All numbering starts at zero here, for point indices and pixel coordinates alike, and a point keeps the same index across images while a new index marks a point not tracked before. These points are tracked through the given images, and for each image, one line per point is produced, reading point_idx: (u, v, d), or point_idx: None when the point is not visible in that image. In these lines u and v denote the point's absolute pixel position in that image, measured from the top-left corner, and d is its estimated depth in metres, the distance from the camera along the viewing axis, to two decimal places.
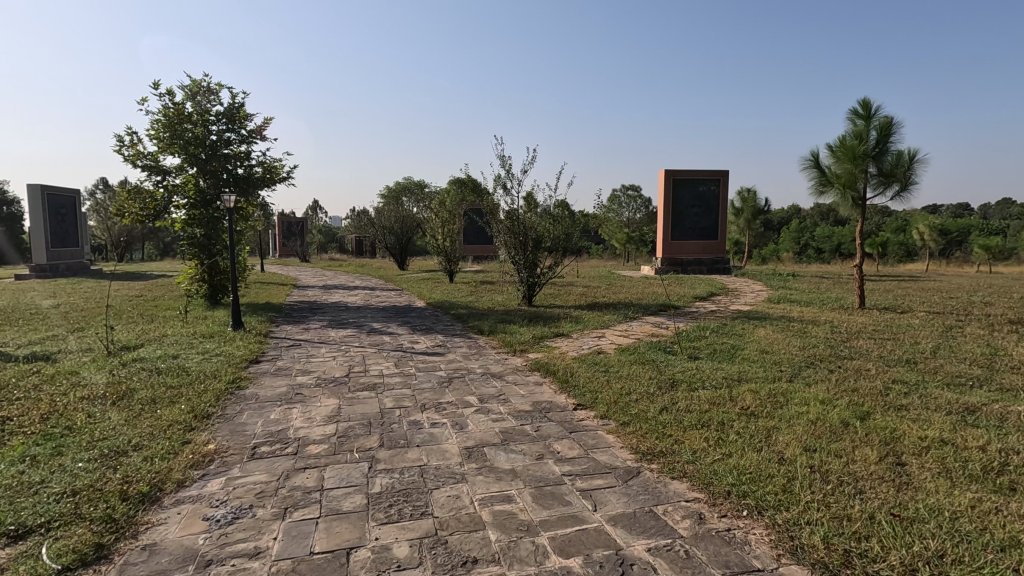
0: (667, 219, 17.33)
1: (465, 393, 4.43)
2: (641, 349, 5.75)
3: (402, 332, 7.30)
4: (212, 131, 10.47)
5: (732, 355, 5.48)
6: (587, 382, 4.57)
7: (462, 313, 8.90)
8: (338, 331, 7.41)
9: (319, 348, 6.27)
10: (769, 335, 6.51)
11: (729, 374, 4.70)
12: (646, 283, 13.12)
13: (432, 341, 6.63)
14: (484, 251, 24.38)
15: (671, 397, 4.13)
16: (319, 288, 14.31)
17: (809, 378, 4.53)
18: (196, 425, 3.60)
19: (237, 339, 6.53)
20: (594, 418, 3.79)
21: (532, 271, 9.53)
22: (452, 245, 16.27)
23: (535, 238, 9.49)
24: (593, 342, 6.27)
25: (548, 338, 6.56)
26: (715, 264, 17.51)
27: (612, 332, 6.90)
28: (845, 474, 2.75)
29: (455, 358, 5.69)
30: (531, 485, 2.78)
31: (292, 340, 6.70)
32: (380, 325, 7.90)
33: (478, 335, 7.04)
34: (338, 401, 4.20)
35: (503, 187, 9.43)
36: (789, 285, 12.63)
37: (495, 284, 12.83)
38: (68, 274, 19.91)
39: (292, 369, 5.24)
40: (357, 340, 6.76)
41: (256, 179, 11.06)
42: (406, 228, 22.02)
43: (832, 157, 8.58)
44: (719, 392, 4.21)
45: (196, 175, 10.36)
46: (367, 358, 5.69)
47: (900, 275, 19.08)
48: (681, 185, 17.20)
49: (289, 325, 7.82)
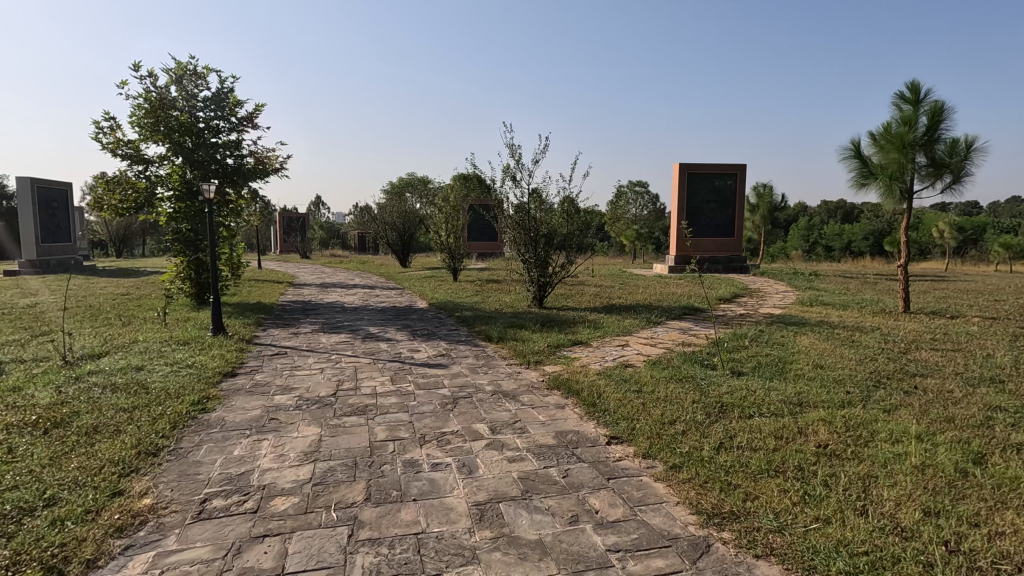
0: (681, 215, 16.54)
1: (474, 419, 3.68)
2: (674, 362, 5.00)
3: (401, 338, 6.56)
4: (199, 118, 9.75)
5: (782, 371, 4.72)
6: (619, 406, 3.83)
7: (467, 315, 8.15)
8: (330, 336, 6.68)
9: (306, 357, 5.54)
10: (815, 345, 5.74)
11: (786, 396, 3.95)
12: (661, 283, 12.32)
13: (435, 350, 5.89)
14: (485, 250, 23.53)
15: (725, 428, 3.37)
16: (316, 286, 13.59)
17: (886, 402, 3.77)
18: (136, 467, 2.86)
19: (215, 347, 5.79)
20: (635, 459, 3.04)
21: (544, 270, 8.77)
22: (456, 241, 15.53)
23: (547, 234, 8.73)
24: (617, 353, 5.51)
25: (565, 347, 5.82)
26: (730, 263, 16.80)
27: (636, 340, 6.16)
28: (1001, 559, 2.00)
29: (461, 371, 4.95)
30: (568, 569, 2.03)
31: (277, 348, 5.96)
32: (378, 329, 7.16)
33: (486, 342, 6.30)
34: (320, 431, 3.46)
35: (512, 179, 8.67)
36: (815, 286, 11.84)
37: (502, 284, 12.07)
38: (60, 270, 19.23)
39: (272, 385, 4.51)
40: (350, 348, 6.02)
41: (247, 170, 10.32)
42: (408, 223, 21.42)
43: (875, 145, 7.77)
44: (783, 421, 3.45)
45: (182, 165, 9.63)
46: (359, 371, 4.95)
47: (923, 274, 18.28)
48: (696, 179, 16.41)
49: (277, 329, 7.09)
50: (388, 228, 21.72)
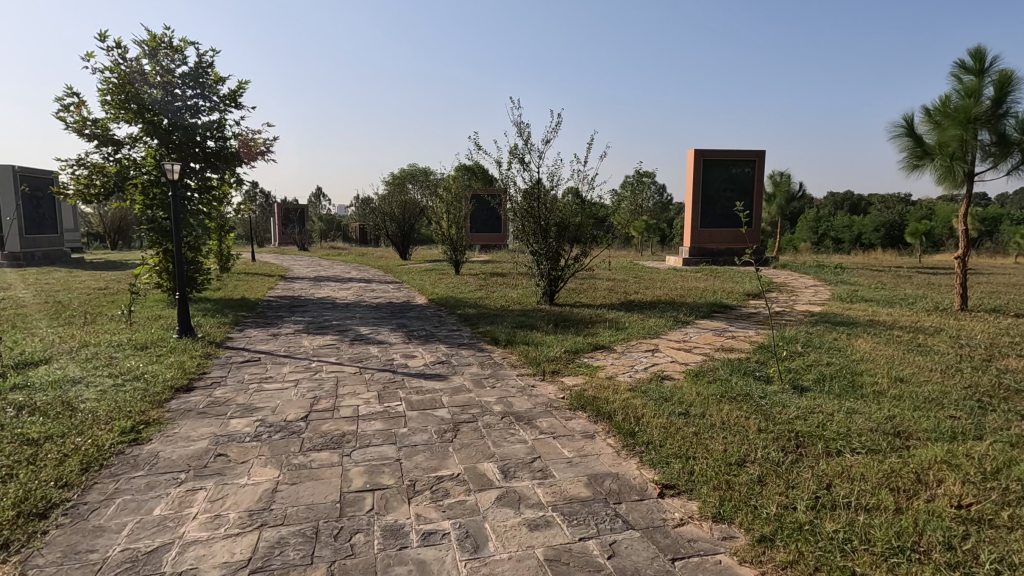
0: (696, 204, 15.63)
1: (480, 456, 2.86)
2: (720, 373, 4.16)
3: (396, 342, 5.73)
4: (176, 96, 8.88)
5: (854, 385, 3.89)
6: (666, 438, 2.99)
7: (470, 314, 7.31)
8: (314, 338, 5.86)
9: (282, 366, 4.70)
10: (879, 351, 4.89)
11: (878, 423, 3.10)
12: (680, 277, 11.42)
13: (433, 356, 5.04)
14: (490, 242, 22.79)
15: (816, 474, 2.53)
16: (309, 280, 12.75)
17: (1012, 435, 2.93)
18: (5, 542, 2.03)
19: (177, 354, 4.96)
20: (703, 523, 2.21)
21: (555, 263, 7.91)
22: (459, 232, 14.69)
23: (559, 222, 7.85)
24: (648, 362, 4.67)
25: (584, 353, 4.97)
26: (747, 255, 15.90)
27: (666, 344, 5.32)
28: None
29: (464, 386, 4.11)
30: None
31: (250, 355, 5.12)
32: (370, 330, 6.33)
33: (492, 346, 5.46)
34: (277, 475, 2.63)
35: (520, 161, 7.79)
36: (846, 280, 10.97)
37: (508, 278, 11.20)
38: (45, 263, 18.41)
39: (232, 404, 3.68)
40: (335, 354, 5.18)
41: (230, 153, 9.48)
42: (408, 213, 20.73)
43: (930, 122, 6.90)
44: (890, 463, 2.61)
45: (159, 148, 8.79)
46: (341, 386, 4.11)
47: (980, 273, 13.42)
48: (712, 166, 15.50)
49: (255, 331, 6.27)
50: (389, 220, 20.95)
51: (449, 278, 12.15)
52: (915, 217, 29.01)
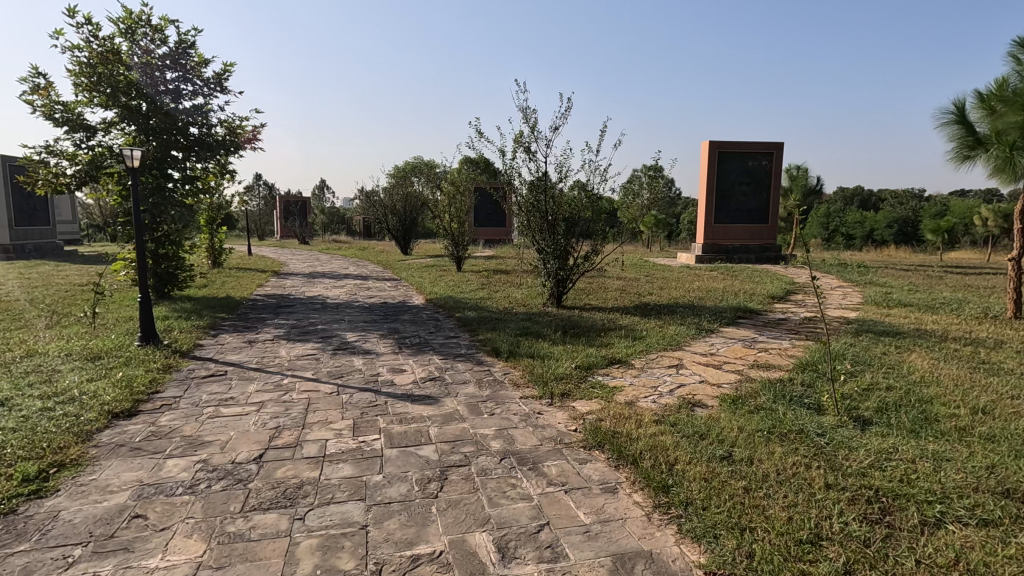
0: (710, 198, 14.90)
1: (472, 522, 2.21)
2: (763, 399, 3.49)
3: (384, 351, 5.08)
4: (155, 78, 8.22)
5: (929, 418, 3.21)
6: (710, 498, 2.33)
7: (469, 317, 6.65)
8: (293, 346, 5.24)
9: (249, 383, 4.06)
10: (942, 370, 4.20)
11: (979, 479, 2.43)
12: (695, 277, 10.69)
13: (425, 372, 4.39)
14: (494, 236, 22.11)
15: (923, 564, 1.87)
16: (303, 276, 12.13)
17: None
18: None
19: (130, 367, 4.32)
20: None
21: (563, 262, 7.21)
22: (460, 227, 14.02)
23: (568, 215, 7.17)
24: (673, 381, 4.01)
25: (598, 370, 4.31)
26: (763, 252, 15.17)
27: (691, 358, 4.66)
28: None
29: (458, 412, 3.47)
30: None
31: (216, 368, 4.48)
32: (357, 336, 5.69)
33: (492, 358, 4.80)
34: (201, 552, 1.99)
35: (525, 150, 7.11)
36: (875, 280, 10.25)
37: (512, 276, 10.54)
38: (37, 256, 17.91)
39: (175, 437, 3.04)
40: (312, 367, 4.54)
41: (214, 141, 8.83)
42: (410, 207, 20.10)
43: (984, 107, 6.19)
44: (1019, 547, 1.95)
45: (138, 135, 8.19)
46: (311, 411, 3.46)
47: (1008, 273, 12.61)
48: (727, 159, 14.77)
49: (230, 337, 5.65)
50: (390, 213, 20.35)
51: (450, 275, 11.51)
52: (931, 212, 28.18)
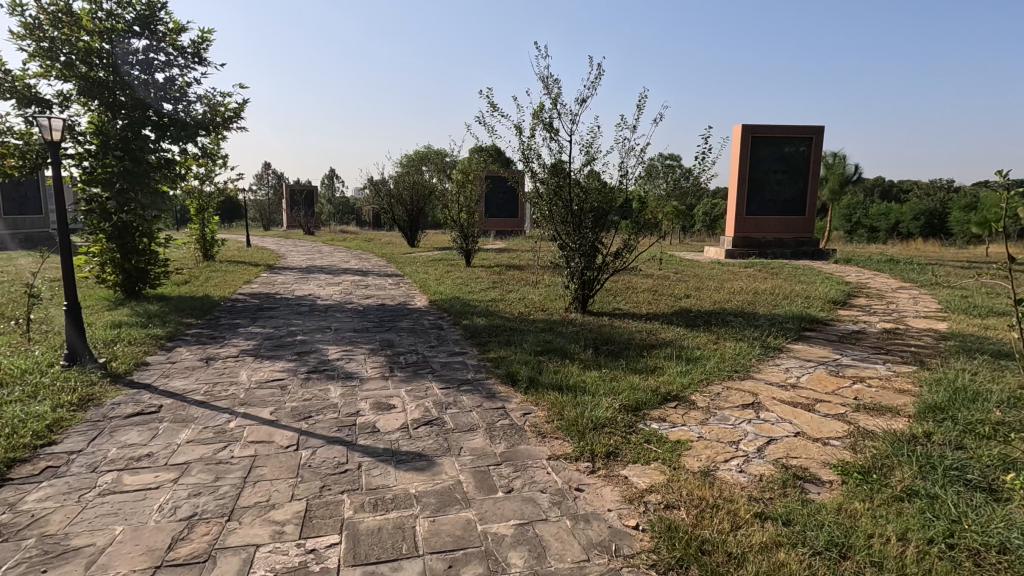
0: (741, 187, 13.66)
1: None
2: (907, 472, 2.37)
3: (370, 377, 4.01)
4: (122, 46, 7.20)
5: None
6: None
7: (478, 326, 5.57)
8: (259, 367, 4.19)
9: (181, 427, 3.02)
10: None
11: None
12: (734, 276, 9.51)
13: (419, 412, 3.31)
14: (506, 227, 21.02)
15: None
16: (298, 271, 11.12)
17: None
18: None
19: (33, 401, 3.29)
20: None
21: (591, 260, 6.08)
22: (470, 217, 12.93)
23: (597, 204, 6.03)
24: (759, 432, 2.91)
25: (649, 413, 3.21)
26: (799, 246, 13.90)
27: (768, 392, 3.55)
28: None
29: (460, 488, 2.39)
30: None
31: (148, 400, 3.44)
32: (340, 353, 4.64)
33: (508, 389, 3.71)
34: None
35: (546, 127, 5.99)
36: (941, 280, 9.01)
37: (527, 273, 9.45)
38: (27, 246, 17.05)
39: (27, 539, 1.99)
40: (274, 401, 3.48)
41: (192, 120, 7.80)
42: (418, 196, 19.12)
43: None
44: None
45: (103, 112, 7.21)
46: (251, 486, 2.40)
47: None
48: (761, 144, 13.52)
49: (187, 352, 4.61)
50: (396, 202, 19.30)
51: (457, 271, 10.45)
52: (962, 203, 26.62)
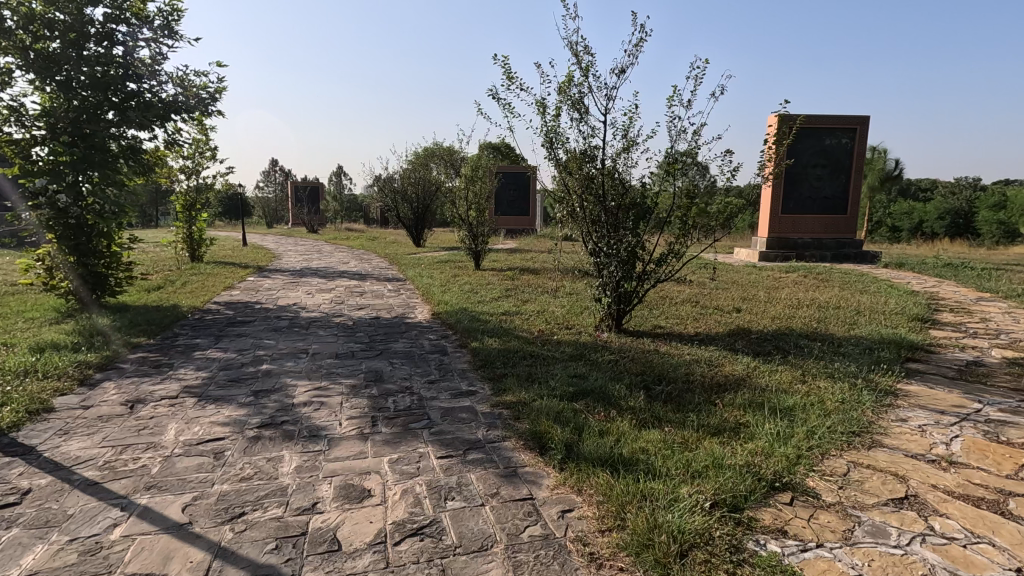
0: (778, 184, 12.44)
1: None
2: None
3: (342, 436, 2.90)
4: (74, 15, 6.14)
5: None
6: None
7: (490, 351, 4.46)
8: (195, 418, 3.09)
9: (30, 544, 1.93)
10: None
11: None
12: (781, 283, 8.31)
13: (404, 510, 2.21)
14: (517, 225, 19.90)
15: None
16: (290, 273, 10.07)
17: None
18: None
19: None
20: None
21: (631, 269, 4.92)
22: (479, 215, 11.84)
23: (637, 200, 4.88)
24: (954, 570, 1.77)
25: (758, 519, 2.07)
26: (840, 248, 12.67)
27: (920, 474, 2.41)
28: None
29: None
30: None
31: (13, 482, 2.36)
32: (310, 394, 3.53)
33: (535, 463, 2.59)
34: None
35: (575, 104, 4.84)
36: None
37: (545, 279, 8.32)
38: None
39: None
40: (196, 484, 2.39)
41: (163, 101, 6.74)
42: (424, 192, 18.10)
43: None
44: None
45: (54, 91, 6.19)
46: None
47: None
48: (799, 135, 12.30)
49: (111, 392, 3.53)
50: (401, 199, 18.30)
51: (465, 275, 9.35)
52: (990, 202, 25.28)
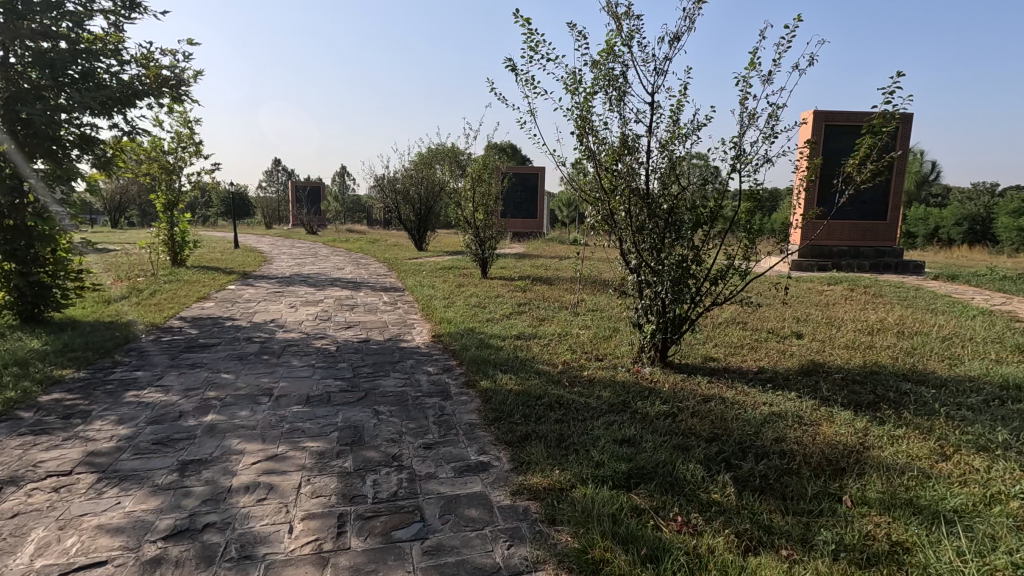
0: (812, 187, 11.42)
1: None
2: None
3: (288, 559, 1.89)
4: None
5: None
6: None
7: (506, 396, 3.44)
8: (77, 519, 2.08)
9: None
10: None
11: None
12: (834, 300, 7.25)
13: None
14: (525, 228, 18.91)
15: None
16: (277, 281, 9.09)
17: None
18: None
19: None
20: None
21: (683, 289, 3.90)
22: (486, 218, 10.84)
23: (693, 203, 3.86)
24: None
25: None
26: (879, 257, 11.61)
27: None
28: None
29: None
30: None
31: None
32: (257, 469, 2.51)
33: None
34: None
35: (617, 82, 3.82)
36: None
37: (563, 292, 7.30)
38: None
39: None
40: None
41: (121, 84, 5.75)
42: (428, 193, 17.13)
43: None
44: None
45: None
46: None
47: None
48: (837, 133, 11.26)
49: None
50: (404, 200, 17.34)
51: (471, 284, 8.34)
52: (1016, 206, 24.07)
